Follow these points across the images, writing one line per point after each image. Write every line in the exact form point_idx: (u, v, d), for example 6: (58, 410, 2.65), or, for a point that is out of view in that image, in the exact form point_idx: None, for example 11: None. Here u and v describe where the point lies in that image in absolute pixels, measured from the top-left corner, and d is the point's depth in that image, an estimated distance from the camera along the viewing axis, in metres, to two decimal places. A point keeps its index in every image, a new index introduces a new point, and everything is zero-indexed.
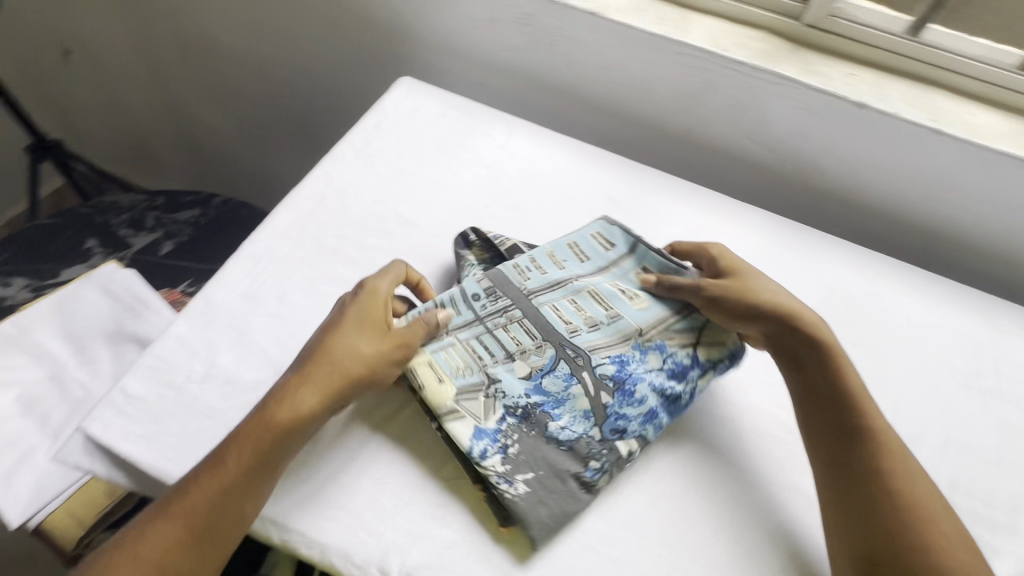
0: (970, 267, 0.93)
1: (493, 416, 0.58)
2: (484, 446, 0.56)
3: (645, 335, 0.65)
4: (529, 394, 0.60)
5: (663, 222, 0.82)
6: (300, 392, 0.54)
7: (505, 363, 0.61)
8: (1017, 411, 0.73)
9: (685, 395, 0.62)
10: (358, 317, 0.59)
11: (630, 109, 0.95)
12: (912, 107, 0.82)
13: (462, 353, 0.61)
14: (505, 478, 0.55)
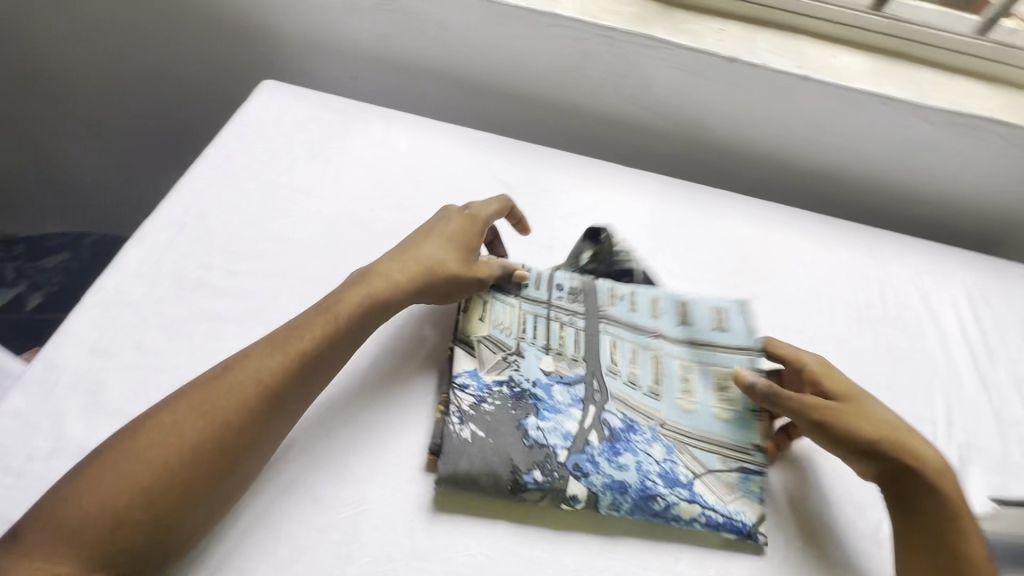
0: (854, 202, 0.98)
1: (496, 374, 0.60)
2: (467, 381, 0.59)
3: (665, 427, 0.60)
4: (533, 383, 0.60)
5: (554, 196, 0.80)
6: (394, 274, 0.60)
7: (538, 347, 0.63)
8: (918, 321, 0.78)
9: (663, 502, 0.55)
10: (449, 235, 0.64)
11: (511, 89, 0.92)
12: (787, 60, 0.83)
13: (515, 318, 0.64)
14: (461, 417, 0.56)
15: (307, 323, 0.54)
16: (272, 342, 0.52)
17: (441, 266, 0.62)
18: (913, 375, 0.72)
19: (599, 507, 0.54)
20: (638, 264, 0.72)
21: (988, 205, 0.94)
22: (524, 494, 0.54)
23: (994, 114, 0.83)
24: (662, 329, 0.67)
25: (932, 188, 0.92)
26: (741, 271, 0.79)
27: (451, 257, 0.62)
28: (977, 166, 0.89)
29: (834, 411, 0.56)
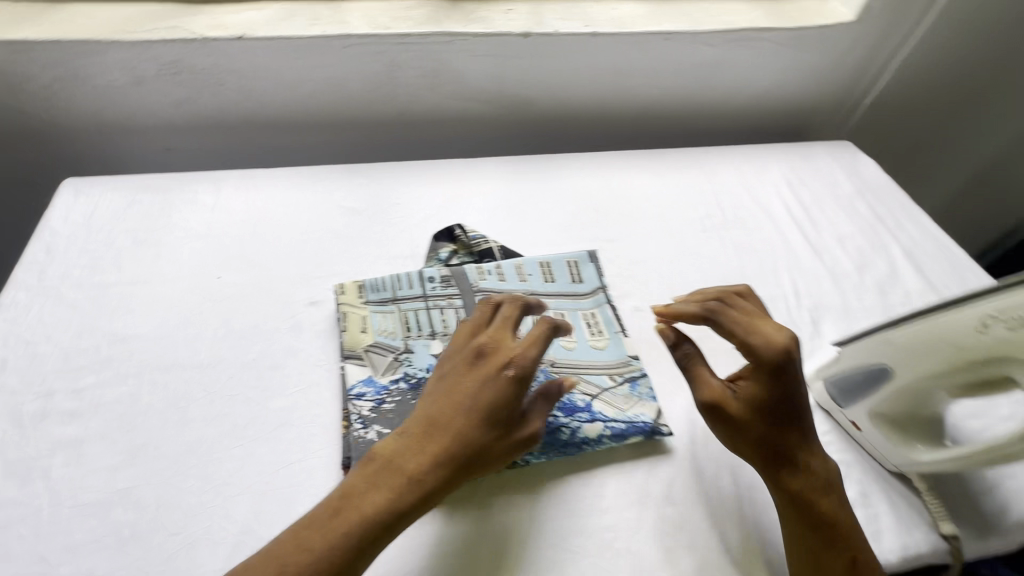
0: (680, 131, 1.08)
1: (391, 374, 0.61)
2: (363, 390, 0.59)
3: (554, 367, 0.63)
4: (427, 371, 0.61)
5: (405, 206, 0.82)
6: (422, 469, 0.48)
7: (424, 337, 0.64)
8: (751, 213, 0.88)
9: (568, 430, 0.57)
10: (485, 408, 0.50)
11: (336, 116, 0.92)
12: (573, 23, 0.89)
13: (395, 319, 0.65)
14: (363, 421, 0.57)
15: (322, 536, 0.44)
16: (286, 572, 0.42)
17: (487, 449, 0.50)
18: (760, 264, 0.81)
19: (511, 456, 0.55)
20: (494, 244, 0.75)
21: (784, 102, 1.07)
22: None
23: (758, 24, 0.94)
24: (536, 285, 0.70)
25: (733, 97, 1.03)
26: (595, 220, 0.83)
27: (496, 435, 0.50)
28: (763, 71, 1.00)
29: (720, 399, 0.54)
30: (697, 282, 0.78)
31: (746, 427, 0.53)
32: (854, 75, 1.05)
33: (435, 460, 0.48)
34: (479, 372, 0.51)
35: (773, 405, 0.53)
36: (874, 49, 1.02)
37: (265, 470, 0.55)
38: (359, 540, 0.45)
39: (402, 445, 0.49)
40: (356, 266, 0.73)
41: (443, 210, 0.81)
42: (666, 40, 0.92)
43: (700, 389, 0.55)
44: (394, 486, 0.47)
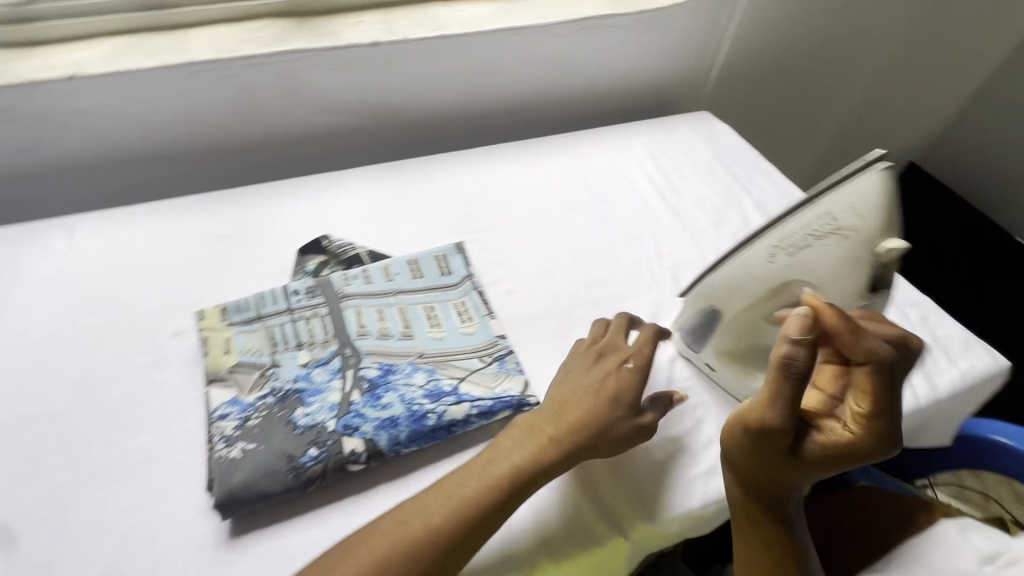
0: (553, 119, 1.13)
1: (257, 390, 0.61)
2: (227, 411, 0.59)
3: (423, 358, 0.64)
4: (294, 381, 0.61)
5: (274, 223, 0.82)
6: (553, 447, 0.55)
7: (291, 349, 0.64)
8: (617, 187, 0.94)
9: (434, 415, 0.59)
10: (604, 397, 0.58)
11: (197, 145, 0.91)
12: (424, 28, 0.92)
13: (261, 336, 0.65)
14: (227, 441, 0.56)
15: (444, 493, 0.52)
16: (391, 543, 0.48)
17: (604, 433, 0.56)
18: (625, 233, 0.86)
19: (379, 449, 0.56)
20: (362, 250, 0.77)
21: (644, 82, 1.14)
22: (309, 474, 0.54)
23: (601, 11, 1.00)
24: (404, 283, 0.72)
25: (595, 82, 1.09)
26: (466, 213, 0.86)
27: (615, 417, 0.57)
28: (617, 55, 1.06)
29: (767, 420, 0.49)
30: (567, 258, 0.82)
31: (788, 458, 0.51)
32: (702, 50, 1.13)
33: (555, 437, 0.56)
34: (609, 373, 0.60)
35: (839, 455, 0.50)
36: (714, 25, 1.10)
37: (129, 507, 0.54)
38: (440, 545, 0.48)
39: (495, 451, 0.55)
40: (223, 291, 0.73)
41: (312, 223, 0.82)
42: (516, 34, 0.96)
43: (780, 411, 0.49)
44: (535, 452, 0.54)
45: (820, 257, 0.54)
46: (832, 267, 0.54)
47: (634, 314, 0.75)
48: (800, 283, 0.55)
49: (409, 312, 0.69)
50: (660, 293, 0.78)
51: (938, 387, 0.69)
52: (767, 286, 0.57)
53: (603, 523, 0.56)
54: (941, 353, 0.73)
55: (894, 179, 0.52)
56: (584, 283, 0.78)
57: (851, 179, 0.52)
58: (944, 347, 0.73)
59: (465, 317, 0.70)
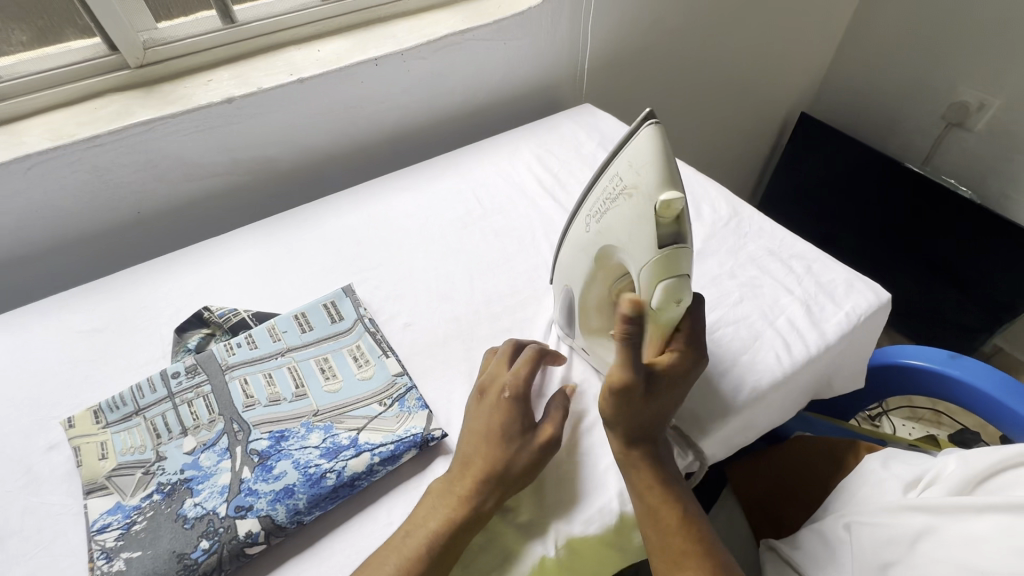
0: (438, 138, 1.12)
1: (140, 490, 0.57)
2: (108, 520, 0.55)
3: (318, 416, 0.61)
4: (180, 472, 0.57)
5: (151, 304, 0.77)
6: (464, 492, 0.53)
7: (174, 437, 0.60)
8: (506, 195, 0.94)
9: (333, 474, 0.56)
10: (496, 431, 0.57)
11: (59, 237, 0.85)
12: (279, 75, 0.90)
13: (141, 430, 0.61)
14: (108, 555, 0.52)
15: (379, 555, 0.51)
16: None
17: (508, 467, 0.54)
18: (520, 240, 0.86)
19: (277, 524, 0.53)
20: (246, 313, 0.74)
21: (521, 87, 1.15)
22: (202, 571, 0.51)
23: (459, 28, 0.99)
24: (291, 339, 0.69)
25: (471, 96, 1.09)
26: (356, 253, 0.84)
27: (514, 449, 0.56)
28: (487, 65, 1.06)
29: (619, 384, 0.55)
30: (463, 277, 0.80)
31: (646, 404, 0.56)
32: (572, 46, 1.15)
33: (473, 482, 0.54)
34: (495, 404, 0.58)
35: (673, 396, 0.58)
36: (577, 21, 1.11)
37: None
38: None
39: (406, 525, 0.53)
40: (99, 388, 0.68)
41: (192, 295, 0.77)
42: (376, 64, 0.94)
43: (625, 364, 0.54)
44: (451, 503, 0.53)
45: (618, 220, 0.56)
46: (627, 230, 0.55)
47: (536, 321, 0.74)
48: (611, 248, 0.58)
49: (300, 369, 0.66)
50: None
51: (827, 331, 0.72)
52: (595, 258, 0.61)
53: (524, 543, 0.55)
54: (826, 298, 0.76)
55: (660, 132, 0.52)
56: (484, 299, 0.77)
57: (628, 144, 0.55)
58: (828, 291, 0.76)
59: (360, 362, 0.67)
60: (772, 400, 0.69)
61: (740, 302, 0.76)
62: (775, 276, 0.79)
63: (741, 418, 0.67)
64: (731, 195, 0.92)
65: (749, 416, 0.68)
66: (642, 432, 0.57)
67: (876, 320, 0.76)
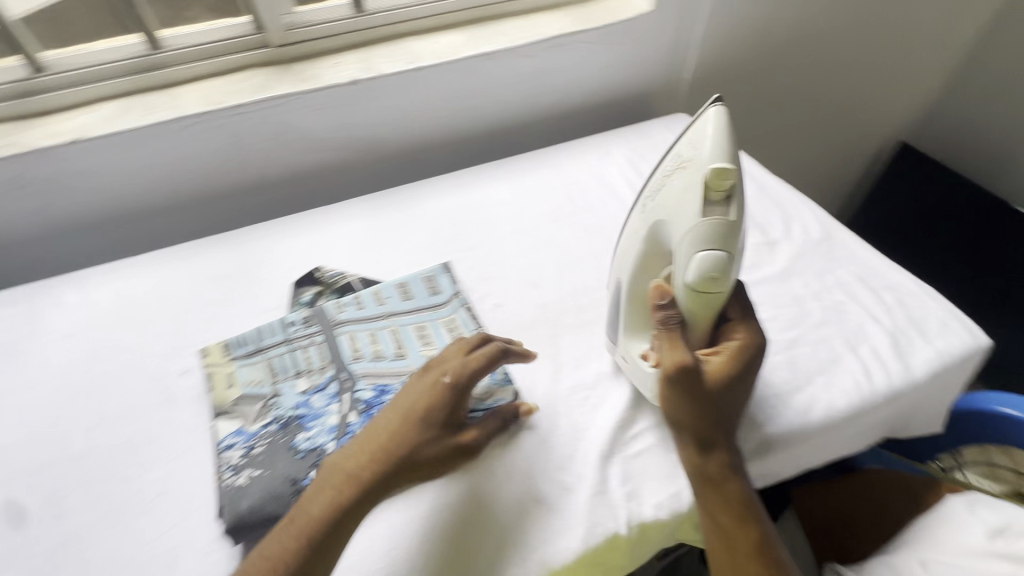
0: (532, 135, 1.16)
1: (260, 419, 0.64)
2: (234, 441, 0.62)
3: None
4: (294, 408, 0.64)
5: (269, 259, 0.85)
6: (366, 464, 0.55)
7: (290, 377, 0.67)
8: (596, 195, 0.96)
9: None
10: (428, 412, 0.57)
11: (195, 193, 0.96)
12: (398, 62, 0.97)
13: (262, 367, 0.69)
14: (235, 469, 0.60)
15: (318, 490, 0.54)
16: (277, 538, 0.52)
17: (419, 456, 0.56)
18: (608, 238, 0.88)
19: None
20: (354, 277, 0.80)
21: (617, 91, 1.17)
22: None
23: (568, 29, 1.03)
24: (394, 305, 0.75)
25: (569, 96, 1.12)
26: (452, 234, 0.89)
27: (427, 442, 0.57)
28: (588, 67, 1.09)
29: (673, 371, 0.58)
30: (551, 268, 0.84)
31: (704, 402, 0.58)
32: (673, 55, 1.16)
33: (378, 456, 0.55)
34: (434, 383, 0.59)
35: (734, 390, 0.59)
36: (681, 30, 1.12)
37: (146, 540, 0.57)
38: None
39: (294, 513, 0.53)
40: (225, 327, 0.76)
41: (305, 256, 0.85)
42: (487, 59, 1.00)
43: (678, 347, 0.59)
44: (367, 464, 0.55)
45: (671, 197, 0.59)
46: (680, 202, 0.58)
47: None
48: (663, 227, 0.61)
49: (400, 332, 0.72)
50: None
51: (913, 365, 0.71)
52: (645, 240, 0.63)
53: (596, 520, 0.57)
54: (915, 333, 0.74)
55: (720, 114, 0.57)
56: (570, 291, 0.81)
57: (688, 125, 0.59)
58: (920, 325, 0.74)
59: (454, 333, 0.73)
60: (850, 426, 0.68)
61: (825, 323, 0.75)
62: (861, 304, 0.77)
63: (814, 440, 0.67)
64: (824, 216, 0.90)
65: (822, 440, 0.67)
66: (711, 441, 0.58)
67: (968, 362, 0.74)
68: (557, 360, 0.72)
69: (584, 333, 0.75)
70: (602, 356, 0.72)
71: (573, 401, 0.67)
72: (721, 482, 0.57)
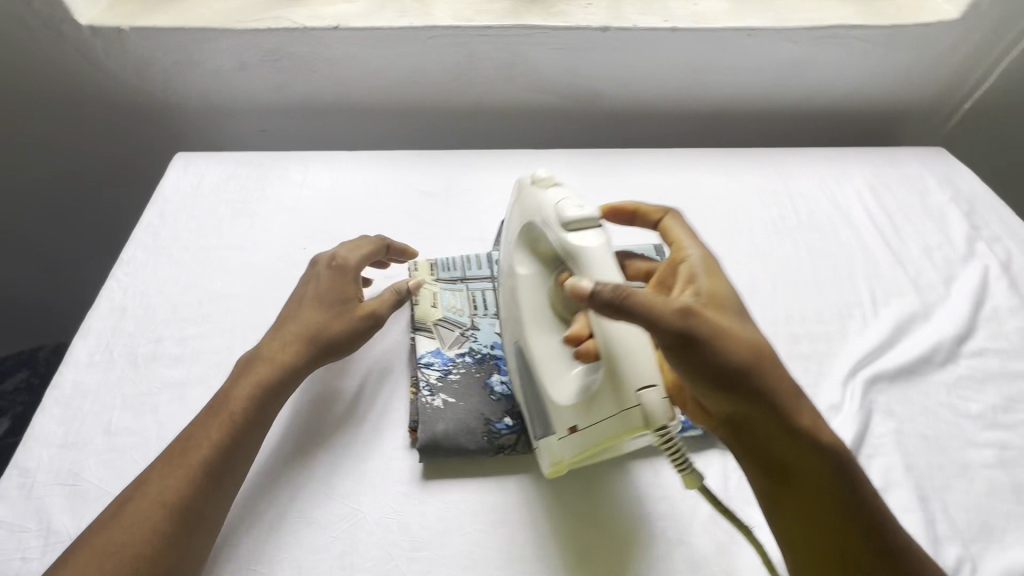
0: (754, 131, 1.05)
1: (456, 348, 0.64)
2: (431, 359, 0.63)
3: None
4: (492, 348, 0.64)
5: (476, 192, 0.85)
6: (279, 339, 0.57)
7: (490, 317, 0.67)
8: (825, 217, 0.86)
9: None
10: (319, 297, 0.60)
11: (413, 104, 0.96)
12: (652, 17, 0.89)
13: (464, 297, 0.68)
14: (430, 389, 0.60)
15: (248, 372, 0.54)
16: (230, 412, 0.51)
17: (325, 330, 0.58)
18: (835, 269, 0.79)
19: None
20: None
21: (869, 105, 1.02)
22: (501, 442, 0.58)
23: (850, 21, 0.90)
24: None
25: (814, 98, 1.00)
26: None
27: (332, 317, 0.59)
28: (851, 70, 0.96)
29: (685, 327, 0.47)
30: (765, 283, 0.76)
31: (715, 347, 0.48)
32: (952, 79, 0.99)
33: (288, 338, 0.57)
34: (313, 274, 0.63)
35: (729, 313, 0.52)
36: (977, 51, 0.95)
37: (342, 424, 0.60)
38: (154, 569, 0.43)
39: (213, 403, 0.52)
40: (429, 246, 0.78)
41: (512, 199, 0.84)
42: (748, 35, 0.89)
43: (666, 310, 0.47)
44: (284, 340, 0.57)
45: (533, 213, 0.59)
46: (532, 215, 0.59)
47: (839, 360, 0.68)
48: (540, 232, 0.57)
49: None
50: (872, 342, 0.70)
51: None
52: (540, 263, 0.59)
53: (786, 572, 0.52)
54: None
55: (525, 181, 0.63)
56: (784, 315, 0.73)
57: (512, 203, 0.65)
58: None
59: None
60: None
61: None
62: None
63: None
64: None
65: None
66: (750, 406, 0.50)
67: None
68: None
69: (794, 367, 0.68)
70: (813, 396, 0.65)
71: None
72: (774, 439, 0.51)
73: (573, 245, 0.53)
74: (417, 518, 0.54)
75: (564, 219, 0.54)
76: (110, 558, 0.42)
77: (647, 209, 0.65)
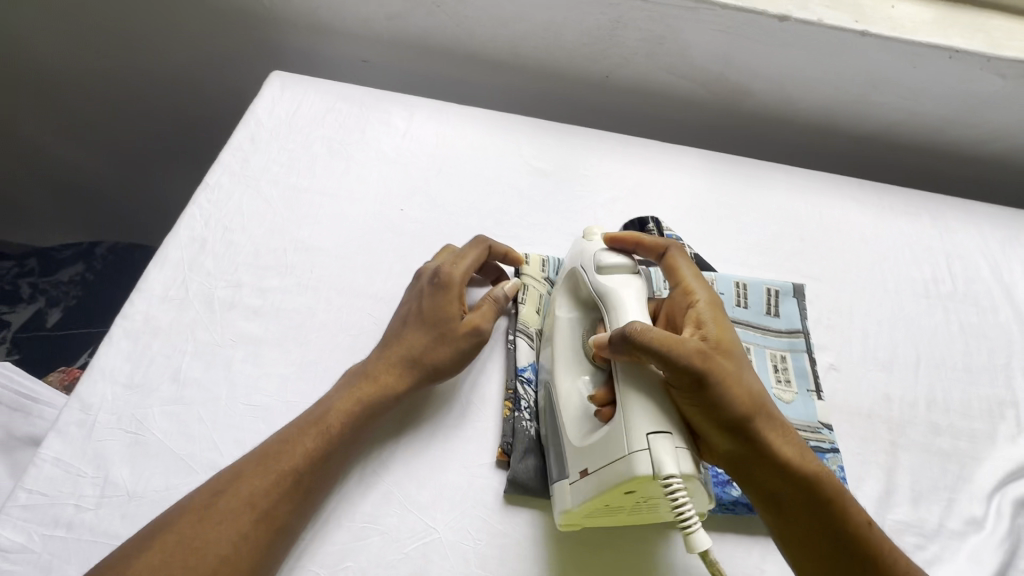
0: (904, 162, 0.92)
1: None
2: (532, 375, 0.57)
3: None
4: None
5: (595, 179, 0.75)
6: (381, 361, 0.52)
7: None
8: (987, 288, 0.74)
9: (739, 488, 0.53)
10: (422, 318, 0.54)
11: (535, 62, 0.85)
12: (840, 14, 0.75)
13: None
14: (529, 411, 0.55)
15: (352, 393, 0.50)
16: (332, 431, 0.47)
17: (426, 355, 0.52)
18: (988, 353, 0.68)
19: None
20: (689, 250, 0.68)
21: None
22: None
23: None
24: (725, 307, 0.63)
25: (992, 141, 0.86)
26: (798, 251, 0.73)
27: (435, 343, 0.53)
28: None
29: (699, 365, 0.43)
30: (908, 355, 0.66)
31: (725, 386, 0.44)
32: None
33: (390, 360, 0.52)
34: (417, 290, 0.56)
35: (731, 342, 0.48)
36: None
37: (426, 424, 0.54)
38: None
39: (313, 411, 0.49)
40: (536, 235, 0.69)
41: (634, 196, 0.74)
42: (948, 58, 0.75)
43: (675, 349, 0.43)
44: (386, 362, 0.52)
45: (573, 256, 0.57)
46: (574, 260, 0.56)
47: (983, 466, 0.60)
48: (579, 274, 0.54)
49: None
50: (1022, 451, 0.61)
51: None
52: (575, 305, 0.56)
53: None
54: None
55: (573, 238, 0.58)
56: (925, 397, 0.64)
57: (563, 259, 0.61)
58: None
59: (781, 378, 0.60)
60: None
61: None
62: None
63: None
64: None
65: None
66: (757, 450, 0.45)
67: None
68: (891, 477, 0.58)
69: (932, 463, 0.59)
70: (950, 503, 0.57)
71: (902, 540, 0.53)
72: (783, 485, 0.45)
73: (606, 288, 0.50)
74: (497, 551, 0.48)
75: (599, 262, 0.52)
76: (190, 559, 0.39)
77: (647, 244, 0.53)
